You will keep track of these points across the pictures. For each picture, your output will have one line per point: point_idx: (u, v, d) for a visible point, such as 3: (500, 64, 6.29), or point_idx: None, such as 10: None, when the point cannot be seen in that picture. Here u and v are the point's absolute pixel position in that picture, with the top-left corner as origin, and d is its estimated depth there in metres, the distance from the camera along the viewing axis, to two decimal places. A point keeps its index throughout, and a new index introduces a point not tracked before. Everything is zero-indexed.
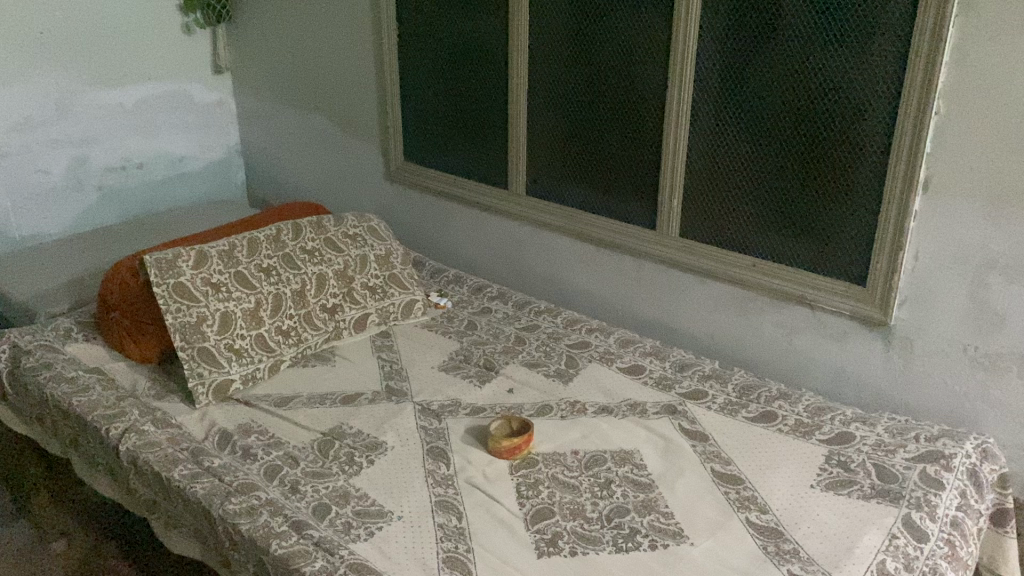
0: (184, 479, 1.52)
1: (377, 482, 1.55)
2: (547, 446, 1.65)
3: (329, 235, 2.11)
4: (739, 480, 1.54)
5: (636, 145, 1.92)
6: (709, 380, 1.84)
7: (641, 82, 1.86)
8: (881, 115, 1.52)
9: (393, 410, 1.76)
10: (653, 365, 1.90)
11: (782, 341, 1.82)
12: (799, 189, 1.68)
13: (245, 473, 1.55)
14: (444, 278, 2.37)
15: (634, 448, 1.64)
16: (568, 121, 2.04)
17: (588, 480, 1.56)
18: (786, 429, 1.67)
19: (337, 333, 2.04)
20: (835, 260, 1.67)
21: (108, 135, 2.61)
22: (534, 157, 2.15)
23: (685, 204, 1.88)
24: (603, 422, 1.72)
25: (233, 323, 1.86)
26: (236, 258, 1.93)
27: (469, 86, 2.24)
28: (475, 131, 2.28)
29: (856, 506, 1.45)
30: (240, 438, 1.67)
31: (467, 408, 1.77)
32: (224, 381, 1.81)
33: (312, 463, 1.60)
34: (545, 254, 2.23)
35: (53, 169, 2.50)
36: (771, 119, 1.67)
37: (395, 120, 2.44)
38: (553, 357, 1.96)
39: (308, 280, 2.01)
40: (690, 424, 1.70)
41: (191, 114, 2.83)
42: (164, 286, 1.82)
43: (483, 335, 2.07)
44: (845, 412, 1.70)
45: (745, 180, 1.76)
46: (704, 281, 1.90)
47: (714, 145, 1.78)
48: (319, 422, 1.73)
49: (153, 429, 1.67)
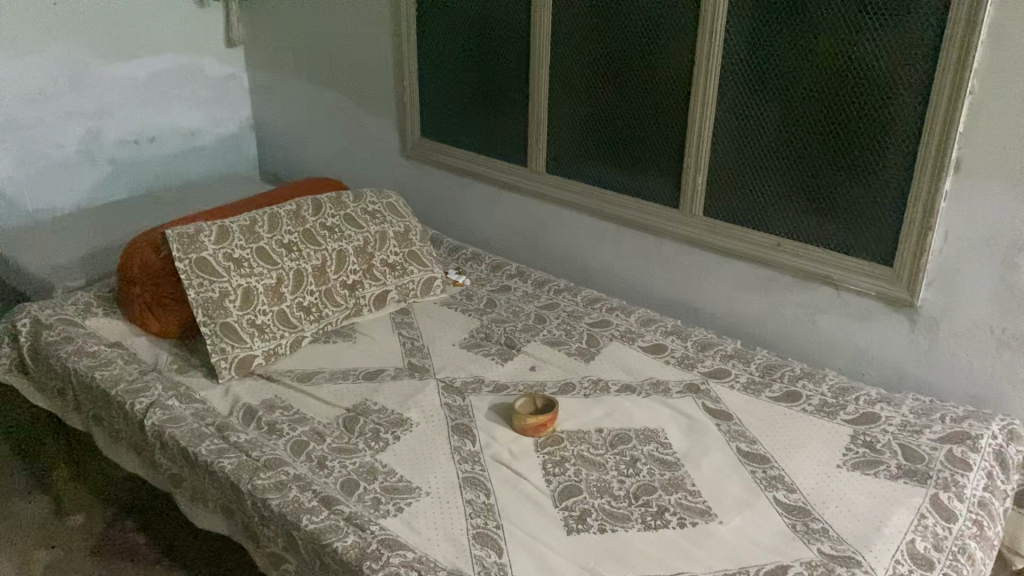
0: (211, 454, 1.53)
1: (404, 458, 1.55)
2: (571, 424, 1.65)
3: (348, 212, 2.10)
4: (766, 459, 1.54)
5: (662, 123, 1.91)
6: (732, 359, 1.83)
7: (668, 60, 1.84)
8: (913, 94, 1.51)
9: (417, 386, 1.76)
10: (675, 344, 1.90)
11: (805, 322, 1.82)
12: (826, 168, 1.67)
13: (271, 448, 1.55)
14: (462, 255, 2.35)
15: (659, 427, 1.64)
16: (590, 99, 2.03)
17: (614, 458, 1.56)
18: (811, 409, 1.67)
19: (357, 309, 2.03)
20: (863, 239, 1.67)
21: (122, 108, 2.59)
22: (556, 134, 2.14)
23: (710, 181, 1.87)
24: (627, 400, 1.72)
25: (255, 298, 1.86)
26: (257, 233, 1.93)
27: (489, 62, 2.23)
28: (494, 107, 2.26)
29: (884, 486, 1.46)
30: (264, 413, 1.67)
31: (490, 385, 1.77)
32: (246, 356, 1.80)
33: (338, 439, 1.60)
34: (565, 232, 2.22)
35: (67, 143, 2.48)
36: (799, 97, 1.66)
37: (412, 95, 2.42)
38: (574, 336, 1.95)
39: (329, 256, 2.00)
40: (713, 403, 1.70)
41: (204, 88, 2.81)
42: (186, 261, 1.82)
43: (503, 313, 2.06)
44: (869, 392, 1.70)
45: (771, 159, 1.75)
46: (727, 260, 1.90)
47: (740, 123, 1.77)
48: (343, 398, 1.73)
49: (178, 404, 1.67)
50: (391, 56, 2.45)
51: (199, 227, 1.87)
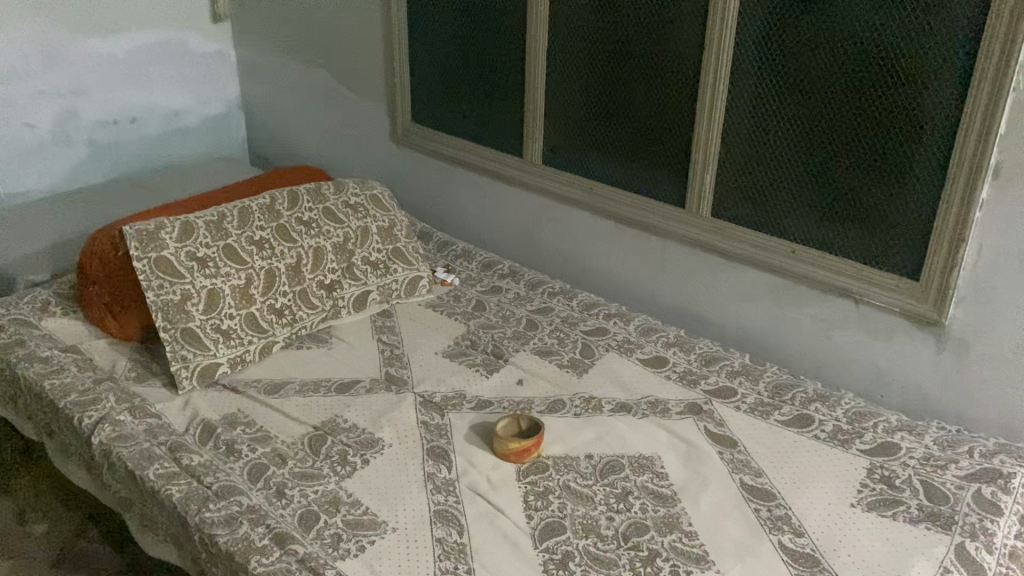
0: (160, 480, 1.39)
1: (372, 486, 1.41)
2: (557, 449, 1.50)
3: (327, 205, 1.94)
4: (771, 496, 1.39)
5: (669, 114, 1.73)
6: (739, 377, 1.67)
7: (676, 46, 1.67)
8: (947, 91, 1.34)
9: (392, 401, 1.62)
10: (677, 357, 1.74)
11: (820, 336, 1.65)
12: (848, 170, 1.50)
13: (226, 474, 1.41)
14: (452, 251, 2.20)
15: (655, 453, 1.49)
16: (590, 86, 1.86)
17: (603, 491, 1.41)
18: (824, 436, 1.51)
19: (334, 312, 1.88)
20: (887, 248, 1.50)
21: (100, 86, 2.41)
22: (553, 124, 1.97)
23: (719, 179, 1.70)
24: (620, 421, 1.57)
25: (221, 300, 1.71)
26: (225, 229, 1.78)
27: (484, 43, 2.05)
28: (490, 92, 2.09)
29: (902, 531, 1.30)
30: (224, 431, 1.53)
31: (471, 402, 1.62)
32: (210, 365, 1.66)
33: (301, 462, 1.46)
34: (562, 230, 2.05)
35: (40, 122, 2.30)
36: (819, 90, 1.49)
37: (403, 77, 2.26)
38: (567, 345, 1.80)
39: (304, 254, 1.85)
40: (716, 426, 1.55)
41: (187, 65, 2.62)
42: (145, 261, 1.67)
43: (492, 318, 1.91)
44: (889, 418, 1.54)
45: (787, 157, 1.58)
46: (736, 266, 1.73)
47: (753, 116, 1.60)
48: (311, 414, 1.58)
49: (130, 420, 1.53)
50: (381, 35, 2.28)
51: (161, 222, 1.72)
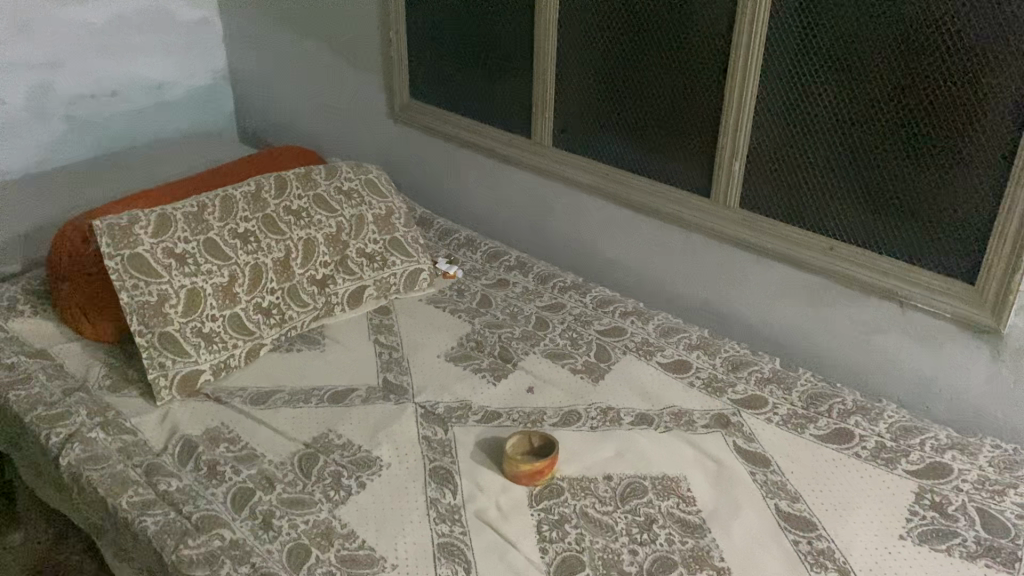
0: (133, 510, 1.25)
1: (369, 515, 1.27)
2: (573, 469, 1.36)
3: (319, 191, 1.79)
4: (811, 525, 1.25)
5: (694, 96, 1.57)
6: (770, 385, 1.53)
7: (703, 21, 1.51)
8: (1016, 75, 1.19)
9: (391, 414, 1.48)
10: (701, 362, 1.60)
11: (859, 340, 1.51)
12: (895, 160, 1.35)
13: (207, 502, 1.28)
14: (455, 240, 2.04)
15: (680, 473, 1.35)
16: (606, 65, 1.69)
17: (624, 519, 1.27)
18: (866, 454, 1.38)
19: (327, 310, 1.73)
20: (938, 247, 1.35)
21: (77, 58, 2.03)
22: (564, 103, 1.81)
23: (749, 167, 1.55)
24: (641, 436, 1.43)
25: (201, 302, 1.56)
26: (206, 221, 1.62)
27: (488, 13, 1.88)
28: (495, 67, 1.92)
29: (959, 570, 1.17)
30: (207, 449, 1.39)
31: (478, 414, 1.48)
32: (191, 373, 1.52)
33: (290, 487, 1.32)
34: (574, 217, 1.89)
35: (11, 99, 1.92)
36: (865, 71, 1.34)
37: (400, 50, 2.09)
38: (581, 347, 1.65)
39: (293, 247, 1.70)
40: (747, 442, 1.41)
41: (172, 35, 2.27)
42: (119, 258, 1.52)
43: (499, 315, 1.76)
44: (938, 434, 1.40)
45: (826, 145, 1.43)
46: (766, 262, 1.58)
47: (788, 99, 1.45)
48: (301, 429, 1.44)
49: (103, 437, 1.39)
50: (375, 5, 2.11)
51: (135, 215, 1.57)
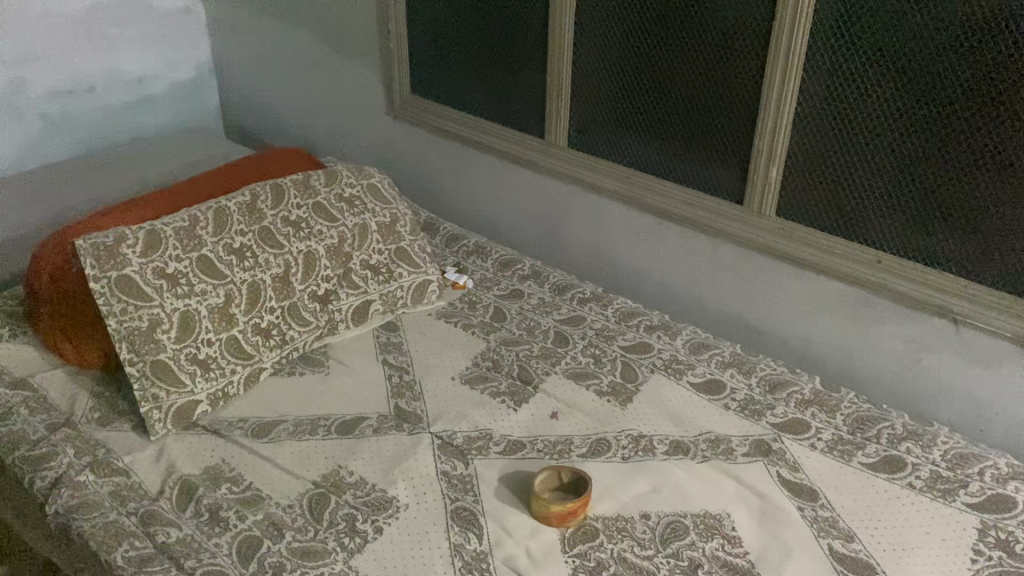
0: (129, 566, 1.13)
1: (388, 565, 1.16)
2: (606, 507, 1.26)
3: (318, 199, 1.66)
4: (870, 569, 1.15)
5: (726, 98, 1.46)
6: (812, 408, 1.43)
7: (739, 19, 1.39)
8: None
9: (406, 446, 1.37)
10: (736, 382, 1.50)
11: (905, 359, 1.42)
12: (951, 167, 1.24)
13: (210, 555, 1.16)
14: (462, 246, 1.93)
15: (722, 510, 1.25)
16: (627, 63, 1.58)
17: (667, 564, 1.16)
18: (920, 485, 1.28)
19: (330, 328, 1.62)
20: (996, 261, 1.26)
21: (57, 51, 1.73)
22: (580, 103, 1.69)
23: (787, 173, 1.43)
24: (677, 467, 1.32)
25: (196, 325, 1.44)
26: (199, 237, 1.50)
27: (497, 5, 1.76)
28: (503, 63, 1.80)
29: None
30: (207, 491, 1.28)
31: (499, 445, 1.37)
32: (186, 404, 1.40)
33: (300, 534, 1.21)
34: (591, 223, 1.78)
35: None
36: (919, 72, 1.22)
37: (400, 44, 1.96)
38: (605, 366, 1.55)
39: (293, 261, 1.57)
40: (791, 472, 1.31)
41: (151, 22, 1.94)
42: (105, 281, 1.39)
43: (514, 331, 1.65)
44: (997, 463, 1.31)
45: (872, 152, 1.32)
46: (804, 274, 1.48)
47: (831, 100, 1.33)
48: (308, 465, 1.33)
49: (92, 481, 1.27)
50: None
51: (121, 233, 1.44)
